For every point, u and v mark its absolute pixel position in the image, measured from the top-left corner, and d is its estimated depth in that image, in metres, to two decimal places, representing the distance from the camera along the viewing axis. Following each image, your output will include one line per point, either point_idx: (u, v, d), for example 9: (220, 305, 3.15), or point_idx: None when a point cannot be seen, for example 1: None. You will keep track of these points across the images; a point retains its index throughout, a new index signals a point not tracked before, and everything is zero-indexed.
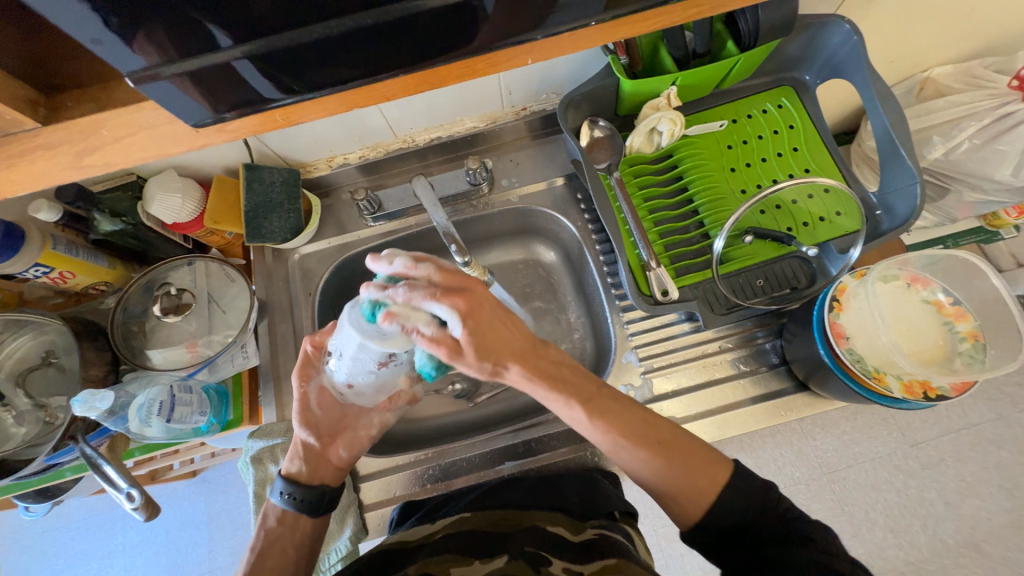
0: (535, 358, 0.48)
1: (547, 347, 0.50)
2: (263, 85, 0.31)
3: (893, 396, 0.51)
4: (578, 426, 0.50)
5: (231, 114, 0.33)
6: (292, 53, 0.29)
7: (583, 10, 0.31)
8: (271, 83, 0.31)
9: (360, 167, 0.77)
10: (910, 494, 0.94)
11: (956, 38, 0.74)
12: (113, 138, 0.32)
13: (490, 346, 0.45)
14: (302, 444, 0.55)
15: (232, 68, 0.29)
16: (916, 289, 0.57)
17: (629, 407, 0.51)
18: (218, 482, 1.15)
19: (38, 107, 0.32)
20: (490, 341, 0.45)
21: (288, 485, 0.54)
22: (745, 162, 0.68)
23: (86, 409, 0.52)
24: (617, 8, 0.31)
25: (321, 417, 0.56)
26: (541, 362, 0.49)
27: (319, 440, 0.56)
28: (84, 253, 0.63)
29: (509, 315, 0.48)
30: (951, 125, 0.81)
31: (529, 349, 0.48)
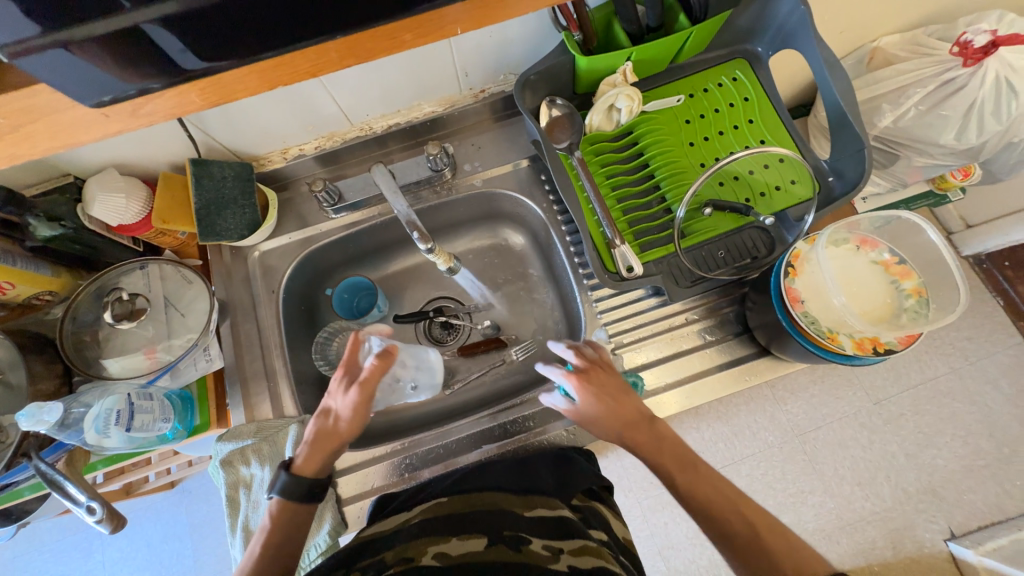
0: (647, 429, 0.52)
1: (658, 422, 0.53)
2: (180, 53, 0.29)
3: (846, 353, 0.54)
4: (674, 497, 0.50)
5: (159, 87, 0.31)
6: (210, 16, 0.27)
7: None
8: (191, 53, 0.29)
9: (317, 158, 0.75)
10: (874, 449, 0.99)
11: (899, 7, 0.76)
12: (11, 126, 0.30)
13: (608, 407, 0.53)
14: (318, 436, 0.52)
15: (143, 33, 0.27)
16: (865, 251, 0.59)
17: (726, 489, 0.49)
18: (197, 492, 1.12)
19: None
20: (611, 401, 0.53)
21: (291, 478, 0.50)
22: (704, 135, 0.69)
23: (33, 422, 0.50)
24: None
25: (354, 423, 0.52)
26: (651, 434, 0.52)
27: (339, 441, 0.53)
28: (21, 261, 0.59)
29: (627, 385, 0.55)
30: (899, 93, 0.84)
31: (642, 419, 0.53)
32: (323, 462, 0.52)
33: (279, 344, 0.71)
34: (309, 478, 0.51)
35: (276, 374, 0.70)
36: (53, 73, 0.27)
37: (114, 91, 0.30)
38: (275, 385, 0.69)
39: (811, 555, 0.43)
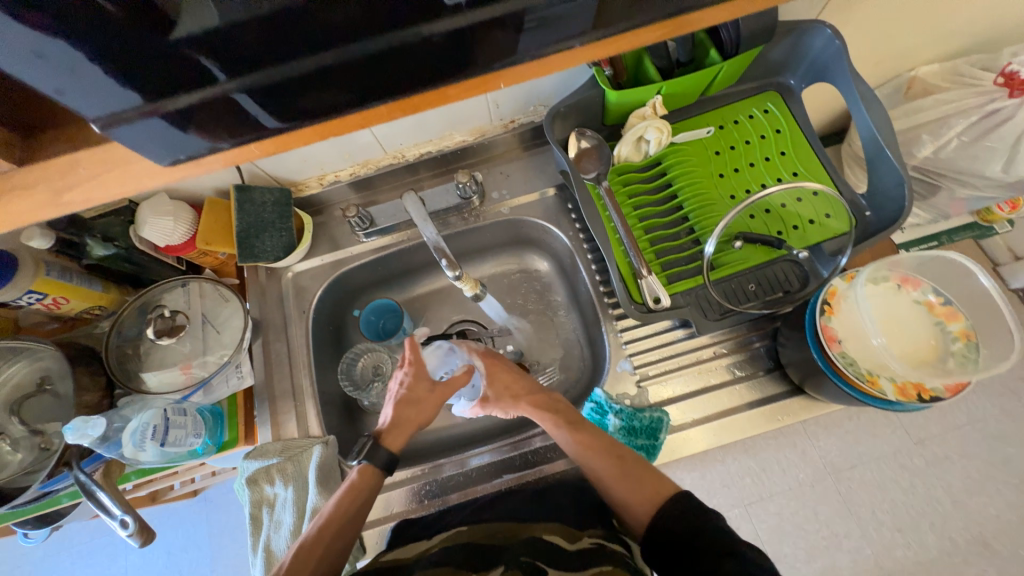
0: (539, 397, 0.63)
1: (550, 394, 0.65)
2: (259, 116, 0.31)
3: (887, 398, 0.51)
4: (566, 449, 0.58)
5: (229, 144, 0.32)
6: (282, 83, 0.29)
7: (566, 31, 0.30)
8: (269, 114, 0.31)
9: (352, 184, 0.77)
10: (917, 494, 0.92)
11: (938, 39, 0.75)
12: (88, 176, 0.32)
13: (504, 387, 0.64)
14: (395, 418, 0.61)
15: (229, 99, 0.29)
16: (907, 290, 0.57)
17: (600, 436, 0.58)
18: (219, 501, 1.13)
19: (13, 148, 0.33)
20: (504, 383, 0.65)
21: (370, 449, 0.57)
22: (734, 167, 0.68)
23: (77, 436, 0.52)
24: (601, 27, 0.30)
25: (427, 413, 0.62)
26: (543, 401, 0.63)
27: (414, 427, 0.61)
28: (77, 278, 0.63)
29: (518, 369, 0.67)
30: (940, 124, 0.81)
31: (535, 391, 0.64)
32: (401, 440, 0.60)
33: (308, 364, 0.73)
34: (390, 449, 0.58)
35: (303, 393, 0.71)
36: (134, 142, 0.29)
37: (191, 148, 0.31)
38: (302, 404, 0.71)
39: (661, 479, 0.53)
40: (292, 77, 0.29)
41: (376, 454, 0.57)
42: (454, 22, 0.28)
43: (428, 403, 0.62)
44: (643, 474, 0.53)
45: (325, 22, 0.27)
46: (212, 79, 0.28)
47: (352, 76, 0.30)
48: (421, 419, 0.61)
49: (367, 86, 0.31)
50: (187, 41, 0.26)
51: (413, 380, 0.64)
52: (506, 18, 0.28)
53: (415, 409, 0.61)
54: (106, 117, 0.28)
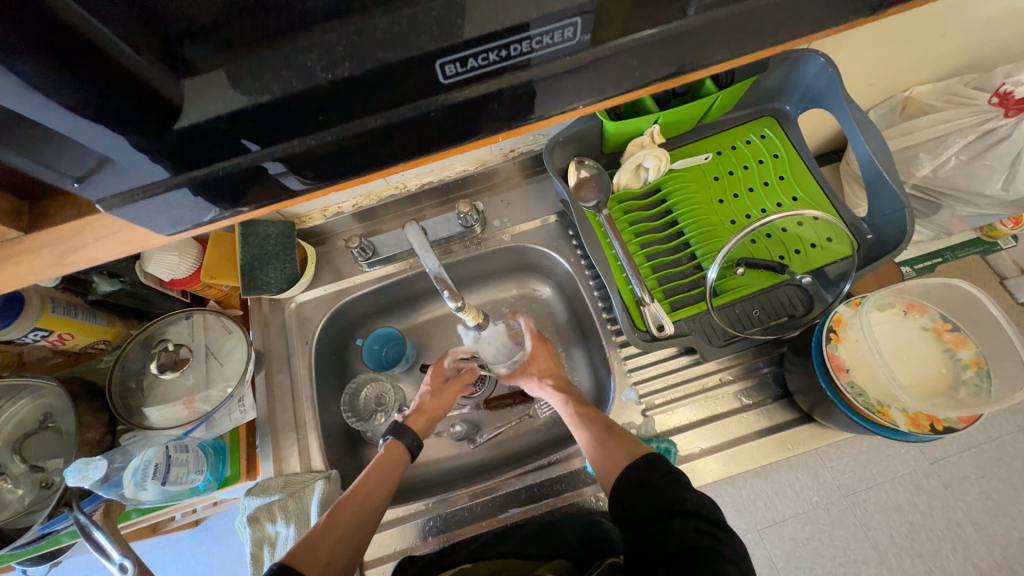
0: (565, 382, 0.68)
1: (574, 386, 0.69)
2: (286, 181, 0.30)
3: (899, 430, 0.50)
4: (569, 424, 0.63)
5: (248, 209, 0.32)
6: (300, 157, 0.29)
7: (565, 100, 0.30)
8: (300, 180, 0.30)
9: (355, 215, 0.78)
10: (935, 516, 0.90)
11: (930, 61, 0.76)
12: (96, 238, 0.34)
13: (540, 363, 0.70)
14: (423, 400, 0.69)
15: (252, 171, 0.29)
16: (913, 316, 0.57)
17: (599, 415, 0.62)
18: (219, 530, 1.11)
19: (20, 216, 0.33)
20: (544, 362, 0.70)
21: (394, 428, 0.63)
22: (733, 192, 0.69)
23: (78, 479, 0.52)
24: (603, 91, 0.30)
25: (444, 400, 0.69)
26: (569, 385, 0.67)
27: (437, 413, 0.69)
28: (82, 313, 0.63)
29: (557, 358, 0.72)
30: (936, 143, 0.82)
31: (560, 376, 0.69)
32: (423, 424, 0.67)
33: (310, 396, 0.72)
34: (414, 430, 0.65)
35: (306, 427, 0.71)
36: (138, 218, 0.30)
37: (213, 212, 0.31)
38: (305, 438, 0.70)
39: (639, 444, 0.55)
40: (306, 152, 0.28)
41: (403, 433, 0.63)
42: (449, 98, 0.28)
43: (448, 393, 0.70)
44: (616, 434, 0.57)
45: (328, 105, 0.27)
46: (242, 154, 0.28)
47: (358, 149, 0.29)
48: (440, 406, 0.68)
49: (370, 159, 0.30)
50: (204, 126, 0.26)
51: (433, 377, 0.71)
52: (504, 92, 0.28)
53: (435, 398, 0.69)
54: (129, 192, 0.28)
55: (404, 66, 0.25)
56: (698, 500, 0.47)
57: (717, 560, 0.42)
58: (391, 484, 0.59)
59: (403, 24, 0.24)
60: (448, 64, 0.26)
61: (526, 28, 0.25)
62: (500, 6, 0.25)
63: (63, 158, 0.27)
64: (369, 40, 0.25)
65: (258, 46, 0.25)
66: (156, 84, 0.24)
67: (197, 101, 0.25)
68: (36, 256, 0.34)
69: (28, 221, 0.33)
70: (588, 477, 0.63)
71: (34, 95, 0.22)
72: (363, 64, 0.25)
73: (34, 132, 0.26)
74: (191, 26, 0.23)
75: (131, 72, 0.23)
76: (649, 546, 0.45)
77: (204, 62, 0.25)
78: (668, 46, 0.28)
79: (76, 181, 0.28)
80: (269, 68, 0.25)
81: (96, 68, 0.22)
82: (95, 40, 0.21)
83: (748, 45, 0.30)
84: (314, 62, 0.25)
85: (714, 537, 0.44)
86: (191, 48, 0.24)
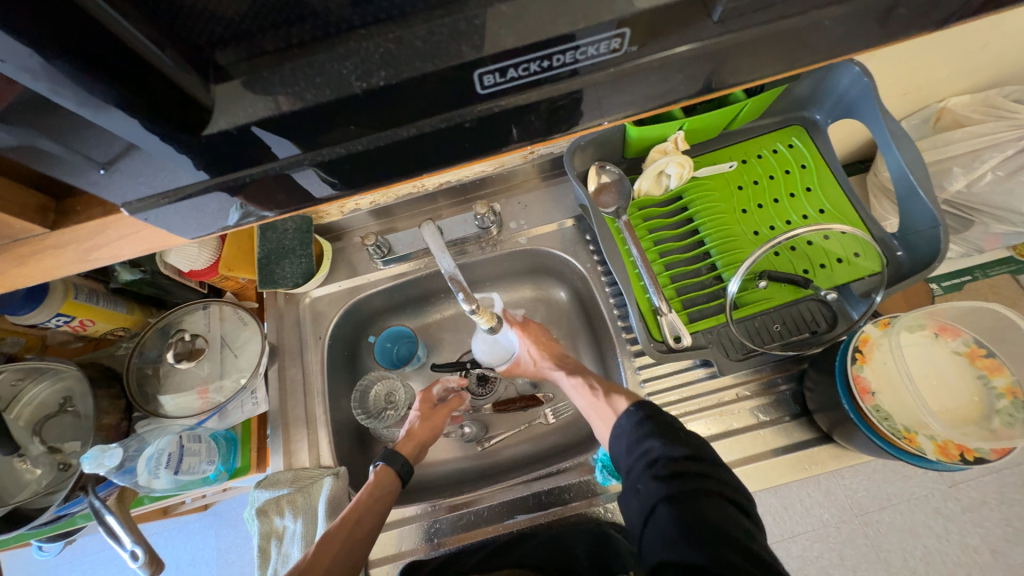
0: (557, 352, 0.69)
1: (568, 356, 0.69)
2: (316, 190, 0.30)
3: (927, 458, 0.48)
4: (567, 391, 0.64)
5: (274, 213, 0.32)
6: (331, 167, 0.28)
7: (600, 112, 0.29)
8: (329, 186, 0.30)
9: (371, 212, 0.79)
10: (951, 540, 0.87)
11: (969, 71, 0.73)
12: (117, 236, 0.34)
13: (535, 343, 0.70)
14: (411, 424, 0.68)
15: (290, 177, 0.29)
16: (944, 339, 0.56)
17: (588, 376, 0.63)
18: (227, 516, 1.13)
19: (46, 212, 0.33)
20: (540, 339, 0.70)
21: (384, 455, 0.63)
22: (757, 203, 0.67)
23: (95, 465, 0.53)
24: (634, 105, 0.29)
25: (433, 422, 0.69)
26: (562, 356, 0.68)
27: (430, 436, 0.68)
28: (104, 300, 0.64)
29: (550, 336, 0.72)
30: (972, 157, 0.78)
31: (554, 350, 0.69)
32: (413, 449, 0.66)
33: (322, 392, 0.72)
34: (405, 455, 0.64)
35: (316, 422, 0.71)
36: (165, 221, 0.30)
37: (235, 214, 0.31)
38: (315, 433, 0.70)
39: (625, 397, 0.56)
40: (338, 159, 0.28)
41: (393, 458, 0.62)
42: (485, 108, 0.27)
43: (435, 418, 0.69)
44: (604, 390, 0.59)
45: (358, 115, 0.26)
46: (270, 160, 0.28)
47: (388, 158, 0.29)
48: (429, 431, 0.67)
49: (402, 165, 0.30)
50: (232, 132, 0.25)
51: (422, 404, 0.70)
52: (541, 104, 0.27)
53: (423, 423, 0.68)
54: (164, 193, 0.29)
55: (444, 76, 0.25)
56: (669, 441, 0.46)
57: (701, 499, 0.41)
58: (385, 507, 0.59)
59: (442, 33, 0.24)
60: (485, 75, 0.25)
61: (570, 39, 0.25)
62: (541, 18, 0.24)
63: (91, 143, 0.27)
64: (406, 49, 0.24)
65: (290, 54, 0.24)
66: (183, 84, 0.23)
67: (225, 107, 0.25)
68: (60, 251, 0.34)
69: (54, 217, 0.33)
70: (598, 487, 0.62)
71: (72, 92, 0.22)
72: (399, 74, 0.25)
73: (64, 120, 0.26)
74: (224, 30, 0.23)
75: (162, 74, 0.22)
76: (636, 502, 0.45)
77: (240, 65, 0.24)
78: (710, 61, 0.27)
79: (101, 167, 0.28)
80: (301, 75, 0.24)
81: (125, 70, 0.22)
82: (126, 41, 0.21)
83: (791, 61, 0.29)
84: (348, 71, 0.24)
85: (697, 473, 0.43)
86: (222, 54, 0.24)
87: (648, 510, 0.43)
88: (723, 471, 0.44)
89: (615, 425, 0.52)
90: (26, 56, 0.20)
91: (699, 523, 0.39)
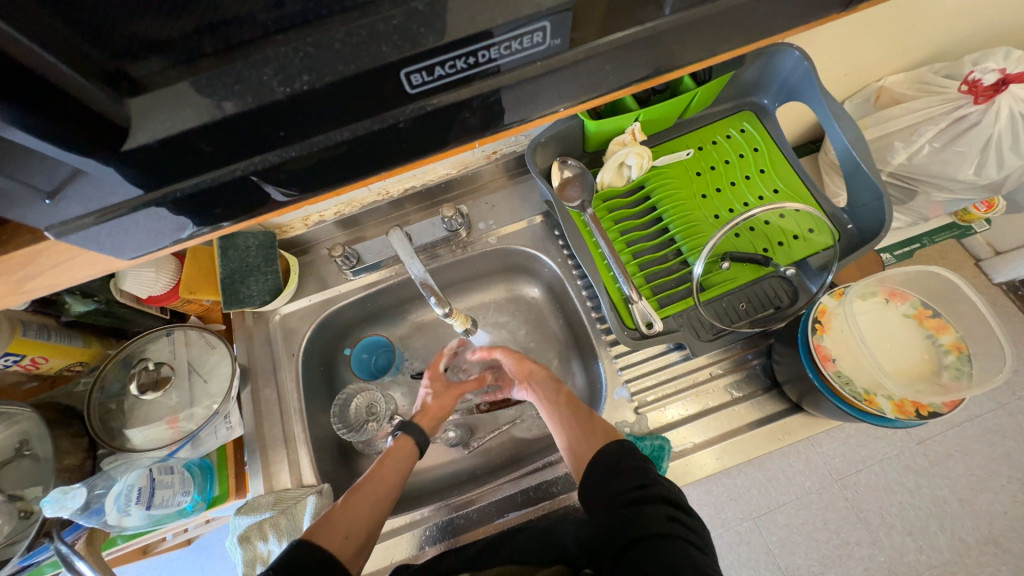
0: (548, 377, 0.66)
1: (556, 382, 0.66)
2: (270, 198, 0.30)
3: (886, 417, 0.51)
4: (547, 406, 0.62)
5: (230, 223, 0.31)
6: (278, 172, 0.28)
7: (540, 106, 0.30)
8: (284, 194, 0.30)
9: (337, 223, 0.77)
10: (923, 494, 0.92)
11: (900, 50, 0.78)
12: (52, 264, 0.32)
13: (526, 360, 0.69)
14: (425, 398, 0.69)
15: (240, 183, 0.28)
16: (894, 304, 0.59)
17: (572, 398, 0.63)
18: (213, 549, 1.09)
19: None
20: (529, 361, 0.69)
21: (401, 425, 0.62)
22: (715, 187, 0.69)
23: (57, 508, 0.51)
24: (572, 98, 0.30)
25: (445, 400, 0.69)
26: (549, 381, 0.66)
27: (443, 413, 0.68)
28: (56, 335, 0.61)
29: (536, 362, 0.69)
30: (910, 131, 0.82)
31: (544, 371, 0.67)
32: (430, 422, 0.66)
33: (299, 410, 0.71)
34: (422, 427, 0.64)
35: (295, 441, 0.69)
36: (104, 240, 0.29)
37: (191, 228, 0.30)
38: (294, 452, 0.69)
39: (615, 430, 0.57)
40: (281, 166, 0.28)
41: (411, 429, 0.62)
42: (418, 107, 0.27)
43: (443, 397, 0.69)
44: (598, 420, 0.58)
45: (289, 121, 0.26)
46: (217, 168, 0.27)
47: (331, 162, 0.29)
48: (443, 408, 0.68)
49: (346, 169, 0.30)
50: (155, 147, 0.25)
51: (435, 382, 0.71)
52: (473, 100, 0.28)
53: (438, 399, 0.68)
54: (103, 212, 0.27)
55: (370, 77, 0.25)
56: (664, 487, 0.48)
57: (689, 547, 0.43)
58: (402, 474, 0.58)
59: (362, 35, 0.24)
60: (413, 74, 0.26)
61: (495, 33, 0.25)
62: (462, 14, 0.24)
63: (32, 169, 0.24)
64: (329, 52, 0.24)
65: (201, 64, 0.24)
66: (93, 103, 0.23)
67: (144, 122, 0.24)
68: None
69: None
70: None
71: None
72: (322, 77, 0.25)
73: None
74: (135, 41, 0.22)
75: (61, 87, 0.21)
76: (619, 526, 0.46)
77: (158, 77, 0.24)
78: (635, 50, 0.28)
79: (48, 198, 0.26)
80: (221, 84, 0.24)
81: (24, 86, 0.21)
82: (32, 62, 0.20)
83: (717, 45, 0.30)
84: (270, 77, 0.24)
85: (685, 523, 0.45)
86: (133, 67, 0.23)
87: (633, 538, 0.44)
88: (698, 526, 0.47)
89: (603, 454, 0.52)
90: None
91: (684, 564, 0.41)
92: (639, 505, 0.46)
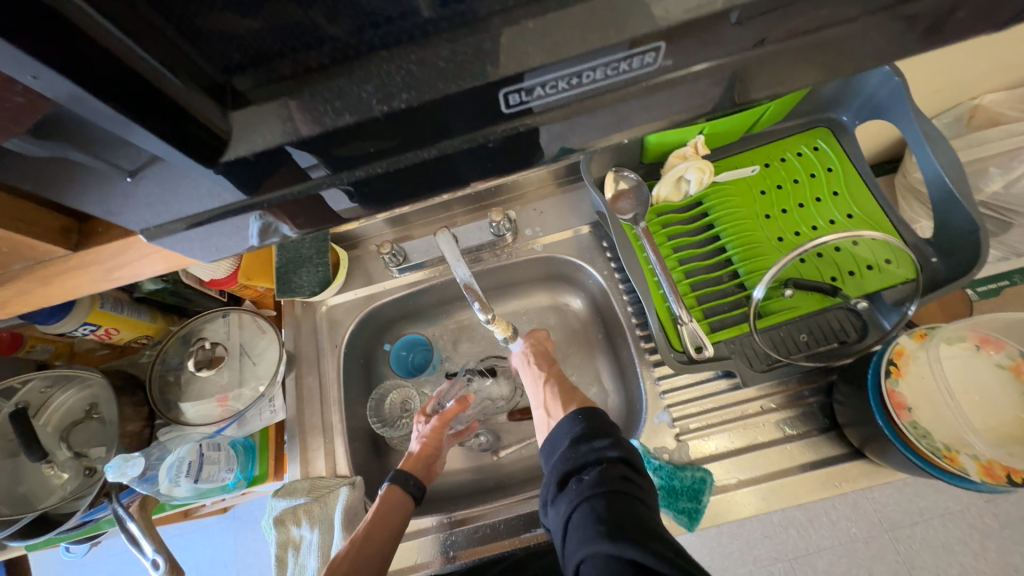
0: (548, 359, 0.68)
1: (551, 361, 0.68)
2: (336, 204, 0.30)
3: (969, 478, 0.46)
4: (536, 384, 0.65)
5: (297, 231, 0.32)
6: (363, 184, 0.29)
7: (623, 127, 0.29)
8: (348, 200, 0.30)
9: (387, 221, 0.79)
10: (991, 559, 0.83)
11: (1005, 67, 0.70)
12: (138, 255, 0.35)
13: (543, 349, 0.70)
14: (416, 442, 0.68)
15: (318, 193, 0.29)
16: (986, 352, 0.53)
17: (555, 374, 0.65)
18: (247, 520, 1.14)
19: (69, 234, 0.34)
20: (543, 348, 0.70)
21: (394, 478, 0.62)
22: (781, 208, 0.65)
23: (118, 474, 0.54)
24: (658, 119, 0.29)
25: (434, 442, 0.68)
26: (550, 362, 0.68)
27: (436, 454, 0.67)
28: (128, 310, 0.66)
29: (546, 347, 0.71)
30: (1010, 156, 0.73)
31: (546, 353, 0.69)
32: (422, 468, 0.65)
33: (338, 400, 0.73)
34: (415, 475, 0.63)
35: (332, 431, 0.71)
36: (187, 244, 0.31)
37: (258, 231, 0.31)
38: (331, 442, 0.70)
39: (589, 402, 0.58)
40: (366, 179, 0.28)
41: (405, 481, 0.62)
42: (510, 127, 0.27)
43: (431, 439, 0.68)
44: (574, 394, 0.60)
45: (380, 139, 0.26)
46: (298, 179, 0.27)
47: (413, 177, 0.29)
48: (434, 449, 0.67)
49: (428, 184, 0.30)
50: (251, 159, 0.26)
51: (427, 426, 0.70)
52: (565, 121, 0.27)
53: (428, 441, 0.67)
54: (190, 218, 0.29)
55: (465, 97, 0.25)
56: (620, 445, 0.46)
57: (637, 504, 0.41)
58: (396, 529, 0.58)
59: (466, 54, 0.24)
60: (511, 94, 0.25)
61: (601, 54, 0.24)
62: (561, 38, 0.24)
63: (118, 153, 0.25)
64: (429, 71, 0.24)
65: (311, 78, 0.24)
66: (205, 116, 0.24)
67: (245, 134, 0.25)
68: (84, 272, 0.36)
69: (76, 237, 0.35)
70: None
71: (95, 116, 0.22)
72: (420, 96, 0.24)
73: None
74: (245, 54, 0.23)
75: (175, 99, 0.22)
76: (571, 486, 0.44)
77: (261, 91, 0.25)
78: (737, 75, 0.26)
79: (128, 175, 0.27)
80: (320, 98, 0.25)
81: (147, 98, 0.22)
82: (152, 78, 0.21)
83: (827, 72, 0.27)
84: (369, 94, 0.24)
85: (636, 481, 0.43)
86: (240, 79, 0.24)
87: (581, 497, 0.42)
88: (647, 483, 0.45)
89: (560, 424, 0.51)
90: (57, 85, 0.20)
91: (632, 522, 0.39)
92: (594, 467, 0.44)
